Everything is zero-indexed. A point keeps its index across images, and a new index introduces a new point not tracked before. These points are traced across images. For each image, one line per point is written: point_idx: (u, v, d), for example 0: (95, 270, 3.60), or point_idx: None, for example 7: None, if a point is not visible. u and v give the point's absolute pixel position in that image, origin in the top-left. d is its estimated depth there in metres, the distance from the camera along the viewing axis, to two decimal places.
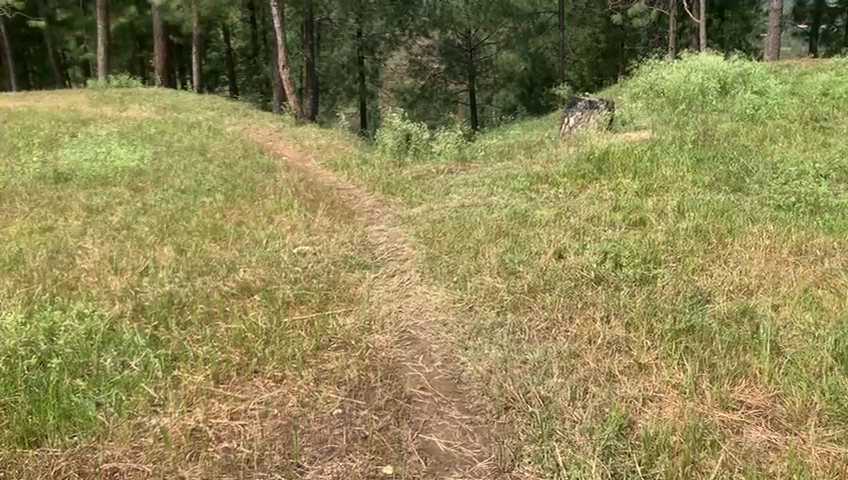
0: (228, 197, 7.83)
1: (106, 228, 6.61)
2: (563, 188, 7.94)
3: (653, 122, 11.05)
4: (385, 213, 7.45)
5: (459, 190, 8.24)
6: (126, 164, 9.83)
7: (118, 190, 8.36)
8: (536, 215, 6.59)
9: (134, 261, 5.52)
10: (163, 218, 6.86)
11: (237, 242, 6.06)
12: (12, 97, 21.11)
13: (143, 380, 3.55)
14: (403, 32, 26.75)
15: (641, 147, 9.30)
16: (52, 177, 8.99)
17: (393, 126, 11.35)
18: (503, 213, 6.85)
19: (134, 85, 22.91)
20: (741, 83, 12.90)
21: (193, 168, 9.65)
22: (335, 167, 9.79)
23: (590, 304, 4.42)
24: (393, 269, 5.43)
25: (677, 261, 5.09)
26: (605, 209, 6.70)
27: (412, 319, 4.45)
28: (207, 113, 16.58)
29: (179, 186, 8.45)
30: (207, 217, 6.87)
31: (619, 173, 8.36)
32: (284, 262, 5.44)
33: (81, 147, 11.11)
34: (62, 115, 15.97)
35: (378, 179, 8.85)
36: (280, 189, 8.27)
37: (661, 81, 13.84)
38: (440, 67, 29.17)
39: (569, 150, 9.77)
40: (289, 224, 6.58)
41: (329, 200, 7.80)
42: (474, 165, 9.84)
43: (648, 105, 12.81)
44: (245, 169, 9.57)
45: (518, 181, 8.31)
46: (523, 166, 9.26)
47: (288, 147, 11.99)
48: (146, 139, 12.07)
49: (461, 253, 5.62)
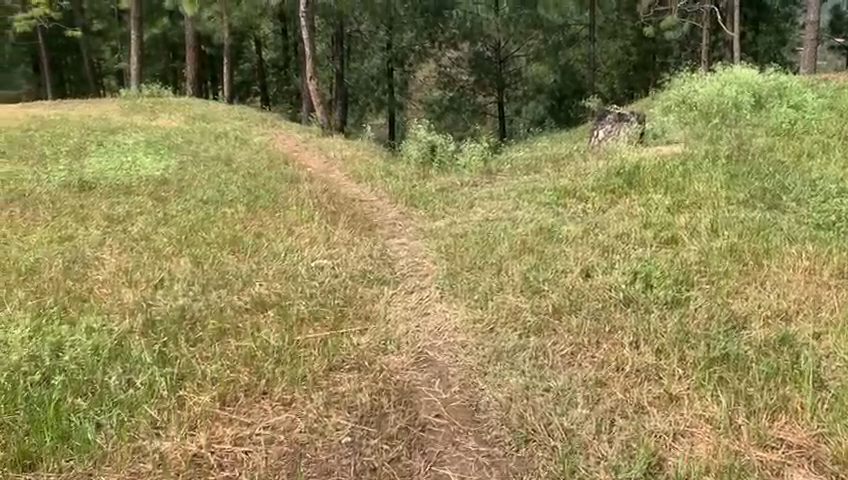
0: (250, 208, 7.73)
1: (125, 238, 6.55)
2: (592, 203, 7.70)
3: (686, 135, 10.77)
4: (407, 226, 7.29)
5: (483, 203, 8.06)
6: (151, 173, 9.81)
7: (140, 200, 8.33)
8: (563, 231, 6.37)
9: (149, 273, 5.41)
10: (183, 228, 6.77)
11: (253, 254, 5.93)
12: (46, 106, 21.42)
13: (146, 402, 3.41)
14: (434, 45, 27.29)
15: (672, 162, 9.04)
16: (76, 186, 8.98)
17: (418, 138, 11.28)
18: (529, 228, 6.64)
19: (164, 94, 23.11)
20: (777, 97, 12.55)
21: (217, 177, 9.60)
22: (358, 178, 9.67)
23: (618, 327, 4.19)
24: (412, 286, 5.25)
25: (710, 282, 4.85)
26: (635, 225, 6.46)
27: (430, 339, 4.26)
28: (235, 123, 16.61)
29: (202, 196, 8.38)
30: (226, 228, 6.76)
31: (650, 187, 8.09)
32: (301, 277, 5.29)
33: (108, 155, 11.13)
34: (92, 124, 16.12)
35: (402, 191, 8.70)
36: (302, 200, 8.15)
37: (694, 94, 13.51)
38: (469, 78, 28.42)
39: (598, 163, 9.54)
40: (308, 236, 6.44)
41: (350, 212, 7.67)
42: (499, 178, 9.63)
43: (680, 117, 12.49)
44: (268, 179, 9.48)
45: (545, 195, 8.11)
46: (550, 180, 9.04)
47: (313, 158, 11.89)
48: (172, 149, 12.06)
49: (484, 270, 5.43)
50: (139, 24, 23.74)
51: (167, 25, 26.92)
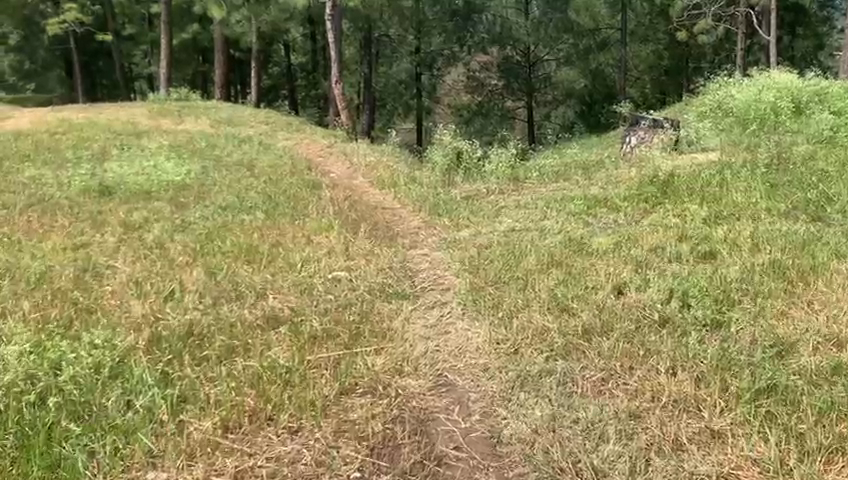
0: (269, 215, 7.54)
1: (140, 246, 6.38)
2: (623, 213, 7.37)
3: (722, 142, 10.37)
4: (430, 235, 7.03)
5: (510, 212, 7.78)
6: (173, 178, 9.68)
7: (160, 206, 8.20)
8: (593, 243, 6.08)
9: (160, 284, 5.22)
10: (199, 236, 6.60)
11: (269, 265, 5.72)
12: (77, 109, 21.58)
13: (144, 428, 3.19)
14: (463, 49, 26.67)
15: (709, 171, 8.66)
16: (97, 191, 8.88)
17: (444, 144, 11.04)
18: (557, 240, 6.35)
19: (192, 98, 23.14)
20: (817, 103, 12.09)
21: (238, 183, 9.43)
22: (382, 185, 9.44)
23: (653, 351, 3.88)
24: (432, 301, 4.99)
25: (752, 302, 4.51)
26: (671, 238, 6.13)
27: (450, 362, 3.99)
28: (261, 128, 16.51)
29: (222, 202, 8.22)
30: (244, 236, 6.57)
31: (685, 197, 7.74)
32: (317, 290, 5.06)
33: (131, 159, 11.06)
34: (119, 128, 16.13)
35: (426, 199, 8.46)
36: (323, 207, 7.93)
37: (730, 99, 13.06)
38: (499, 83, 28.08)
39: (631, 171, 9.20)
40: (327, 246, 6.22)
41: (372, 221, 7.44)
42: (527, 185, 9.34)
43: (716, 123, 12.06)
44: (289, 186, 9.28)
45: (574, 204, 7.81)
46: (579, 189, 8.72)
47: (338, 163, 11.71)
48: (195, 154, 11.94)
49: (509, 284, 5.16)
50: (169, 29, 23.85)
51: (197, 30, 27.04)
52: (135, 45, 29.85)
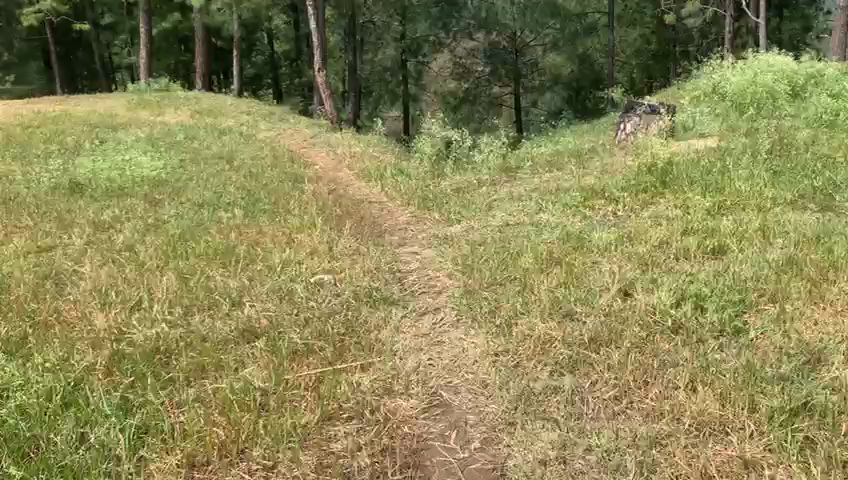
0: (247, 212, 7.09)
1: (109, 248, 5.93)
2: (622, 204, 7.00)
3: (720, 128, 10.02)
4: (419, 232, 6.64)
5: (503, 205, 7.40)
6: (147, 173, 9.21)
7: (133, 203, 7.76)
8: (593, 239, 5.70)
9: (126, 292, 4.79)
10: (172, 236, 6.16)
11: (247, 269, 5.30)
12: (54, 101, 20.97)
13: (99, 469, 2.80)
14: (449, 35, 26.21)
15: (709, 157, 8.32)
16: (67, 188, 8.40)
17: (432, 134, 10.66)
18: (555, 236, 5.97)
19: (173, 88, 22.53)
20: (814, 86, 11.76)
21: (217, 177, 8.99)
22: (368, 177, 9.02)
23: (668, 363, 3.52)
24: (424, 307, 4.60)
25: (772, 304, 4.16)
26: (676, 232, 5.77)
27: (445, 377, 3.61)
28: (242, 118, 16.03)
29: (198, 199, 7.76)
30: (219, 237, 6.14)
31: (686, 186, 7.38)
32: (298, 297, 4.65)
33: (104, 154, 10.55)
34: (95, 120, 15.58)
35: (414, 191, 8.06)
36: (305, 203, 7.49)
37: (725, 83, 12.68)
38: (485, 69, 27.55)
39: (627, 159, 8.82)
40: (310, 246, 5.80)
41: (358, 216, 7.03)
42: (519, 176, 8.95)
43: (712, 107, 11.67)
44: (270, 179, 8.84)
45: (569, 196, 7.42)
46: (574, 178, 8.34)
47: (322, 154, 11.28)
48: (173, 147, 11.45)
49: (508, 286, 4.78)
50: (148, 18, 23.20)
51: (177, 19, 26.40)
52: (113, 35, 29.14)
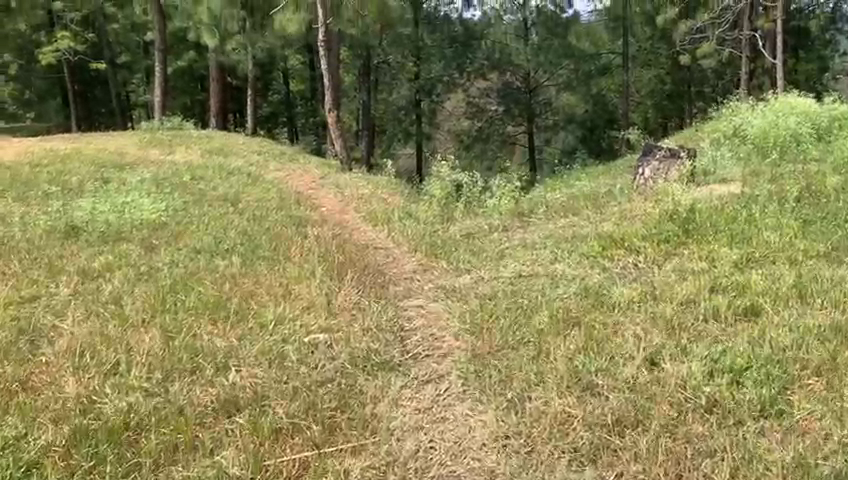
0: (246, 260, 6.72)
1: (94, 299, 5.54)
2: (643, 255, 6.58)
3: (742, 173, 9.59)
4: (425, 282, 6.25)
5: (515, 253, 7.00)
6: (149, 216, 8.91)
7: (129, 248, 7.42)
8: (613, 296, 5.26)
9: (103, 353, 4.38)
10: (163, 288, 5.78)
11: (236, 327, 4.89)
12: (68, 139, 21.02)
13: None
14: (462, 75, 26.15)
15: (733, 204, 7.90)
16: (63, 231, 8.11)
17: (442, 177, 10.31)
18: (572, 291, 5.54)
19: (185, 126, 22.51)
20: (838, 129, 11.36)
21: (219, 221, 8.66)
22: (374, 221, 8.67)
23: (702, 453, 3.16)
24: (427, 374, 4.17)
25: (816, 378, 3.72)
26: (704, 290, 5.32)
27: (449, 465, 3.26)
28: (252, 157, 15.81)
29: (196, 244, 7.42)
30: (212, 288, 5.77)
31: (710, 236, 6.96)
32: (289, 361, 4.26)
33: (106, 195, 10.26)
34: (105, 159, 15.45)
35: (422, 237, 7.69)
36: (307, 249, 7.10)
37: (746, 126, 12.30)
38: (498, 108, 26.80)
39: (646, 205, 8.41)
40: (307, 299, 5.39)
41: (363, 265, 6.65)
42: (533, 221, 8.55)
43: (733, 150, 11.27)
44: (273, 223, 8.52)
45: (586, 244, 7.01)
46: (591, 225, 7.94)
47: (330, 196, 10.93)
48: (178, 187, 11.17)
49: (520, 350, 4.36)
50: (164, 57, 23.21)
51: (193, 58, 26.58)
52: (131, 73, 29.36)
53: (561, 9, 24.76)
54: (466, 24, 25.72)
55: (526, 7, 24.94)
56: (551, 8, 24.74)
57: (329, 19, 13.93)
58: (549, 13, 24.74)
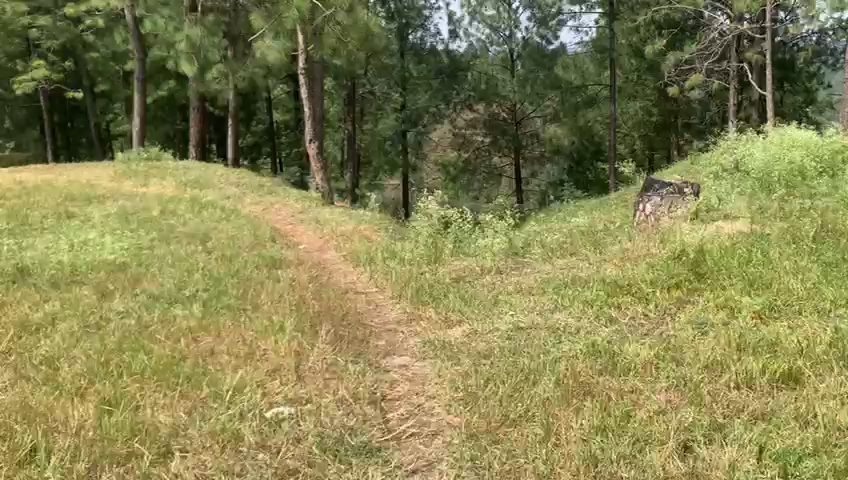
0: (208, 310, 5.99)
1: (24, 361, 4.75)
2: (652, 304, 5.93)
3: (748, 209, 9.00)
4: (409, 336, 5.54)
5: (512, 299, 6.30)
6: (106, 256, 8.15)
7: (81, 294, 6.66)
8: (626, 357, 4.59)
9: (18, 434, 3.60)
10: (109, 345, 5.01)
11: (187, 397, 4.16)
12: (39, 170, 20.17)
13: None
14: (448, 107, 25.64)
15: (744, 244, 7.26)
16: (10, 273, 7.34)
17: (429, 213, 9.65)
18: (578, 349, 4.85)
19: (163, 157, 21.77)
20: (842, 163, 10.87)
21: (184, 261, 7.92)
22: (355, 261, 8.01)
23: None
24: (412, 465, 3.47)
25: None
26: (729, 349, 4.66)
27: None
28: (229, 190, 15.07)
29: (155, 289, 6.69)
30: (166, 347, 5.02)
31: (724, 281, 6.31)
32: (246, 447, 3.55)
33: (64, 233, 9.48)
34: (75, 191, 14.62)
35: (408, 280, 6.96)
36: (279, 296, 6.36)
37: (746, 158, 11.83)
38: (485, 140, 26.41)
39: (650, 244, 7.76)
40: (274, 360, 4.67)
41: (340, 315, 5.94)
42: (527, 262, 7.87)
43: (734, 184, 10.74)
44: (242, 263, 7.79)
45: (588, 290, 6.34)
46: (592, 267, 7.27)
47: (309, 233, 10.26)
48: (147, 223, 10.41)
49: (524, 427, 3.69)
50: (143, 87, 22.55)
51: (174, 87, 25.97)
52: (110, 103, 28.70)
53: (546, 41, 24.25)
54: (453, 55, 25.02)
55: (512, 38, 24.40)
56: (537, 39, 24.23)
57: (311, 47, 13.29)
58: (535, 44, 24.14)
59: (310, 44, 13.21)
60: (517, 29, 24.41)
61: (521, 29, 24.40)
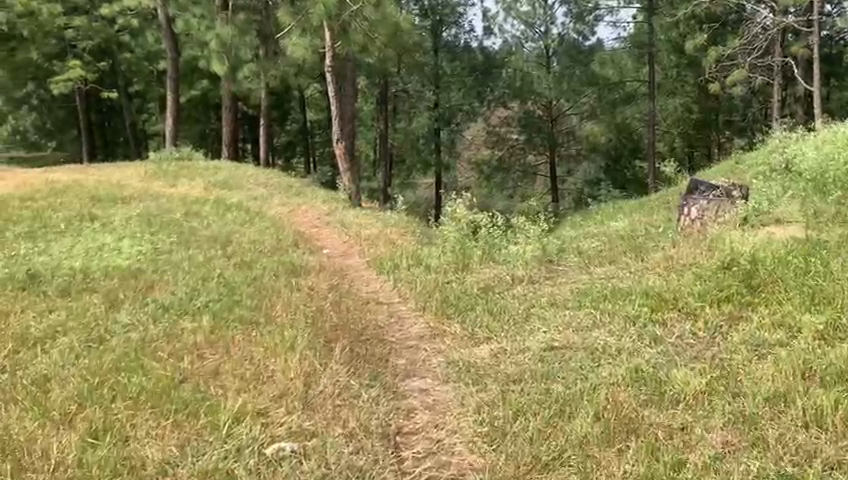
0: (218, 322, 5.59)
1: (14, 381, 4.39)
2: (701, 321, 5.36)
3: (802, 213, 8.34)
4: (432, 354, 5.08)
5: (545, 313, 5.79)
6: (121, 262, 7.82)
7: (90, 304, 6.31)
8: (674, 387, 4.08)
9: None
10: (105, 364, 4.63)
11: (182, 427, 3.76)
12: (71, 170, 20.12)
13: None
14: (482, 104, 25.05)
15: (798, 252, 6.64)
16: (21, 280, 7.05)
17: (457, 217, 9.16)
18: (620, 375, 4.33)
19: (194, 156, 21.60)
20: None
21: (201, 267, 7.58)
22: (379, 268, 7.56)
23: None
24: None
25: None
26: (792, 378, 4.11)
27: None
28: (259, 191, 14.77)
29: (166, 299, 6.33)
30: (165, 366, 4.62)
31: (780, 294, 5.69)
32: None
33: (82, 236, 9.20)
34: (101, 192, 14.40)
35: (433, 291, 6.48)
36: (295, 308, 5.94)
37: (799, 157, 11.07)
38: (520, 138, 25.75)
39: (698, 251, 7.19)
40: (281, 383, 4.26)
41: (358, 330, 5.50)
42: (562, 270, 7.34)
43: (786, 186, 10.03)
44: (261, 269, 7.41)
45: (628, 305, 5.81)
46: (633, 277, 6.72)
47: (336, 236, 9.86)
48: (169, 226, 10.09)
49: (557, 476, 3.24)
50: (176, 86, 22.43)
51: (207, 86, 25.87)
52: (144, 102, 28.73)
53: (583, 37, 23.71)
54: (487, 52, 24.62)
55: (548, 34, 23.81)
56: (574, 36, 23.71)
57: (339, 44, 12.86)
58: (571, 41, 23.65)
59: (338, 40, 12.73)
60: (554, 25, 23.80)
61: (557, 25, 23.81)
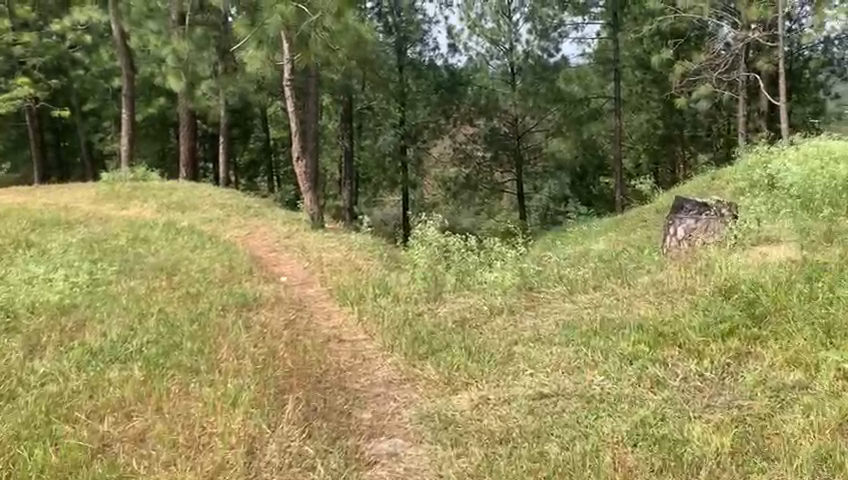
0: (152, 371, 4.79)
1: None
2: (706, 360, 4.71)
3: (795, 231, 7.77)
4: (399, 406, 4.36)
5: (530, 352, 5.09)
6: (50, 296, 6.94)
7: (5, 350, 5.42)
8: (692, 448, 3.43)
9: None
10: (4, 431, 3.79)
11: None
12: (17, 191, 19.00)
13: None
14: (449, 122, 24.48)
15: (799, 275, 6.02)
16: None
17: (427, 240, 8.46)
18: (625, 433, 3.67)
19: (148, 176, 20.61)
20: None
21: (142, 301, 6.73)
22: (342, 298, 6.81)
23: None
24: None
25: None
26: (828, 435, 3.49)
27: None
28: (214, 212, 13.92)
29: (93, 341, 5.48)
30: (79, 432, 3.82)
31: (791, 326, 5.05)
32: None
33: (10, 267, 8.27)
34: (42, 215, 13.38)
35: (401, 327, 5.73)
36: (243, 351, 5.15)
37: (784, 173, 10.54)
38: (487, 155, 25.19)
39: (691, 275, 6.56)
40: (220, 454, 3.53)
41: (315, 377, 4.74)
42: (543, 299, 6.67)
43: (771, 203, 9.49)
44: (209, 303, 6.59)
45: (624, 342, 5.12)
46: (621, 306, 6.07)
47: (294, 263, 9.05)
48: (111, 254, 9.21)
49: None
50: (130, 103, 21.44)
51: (163, 104, 24.88)
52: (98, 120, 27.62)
53: (547, 54, 22.84)
54: (452, 69, 23.93)
55: (513, 51, 23.16)
56: (538, 53, 22.81)
57: (298, 56, 12.00)
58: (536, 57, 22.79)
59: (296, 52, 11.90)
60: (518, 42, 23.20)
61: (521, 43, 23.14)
